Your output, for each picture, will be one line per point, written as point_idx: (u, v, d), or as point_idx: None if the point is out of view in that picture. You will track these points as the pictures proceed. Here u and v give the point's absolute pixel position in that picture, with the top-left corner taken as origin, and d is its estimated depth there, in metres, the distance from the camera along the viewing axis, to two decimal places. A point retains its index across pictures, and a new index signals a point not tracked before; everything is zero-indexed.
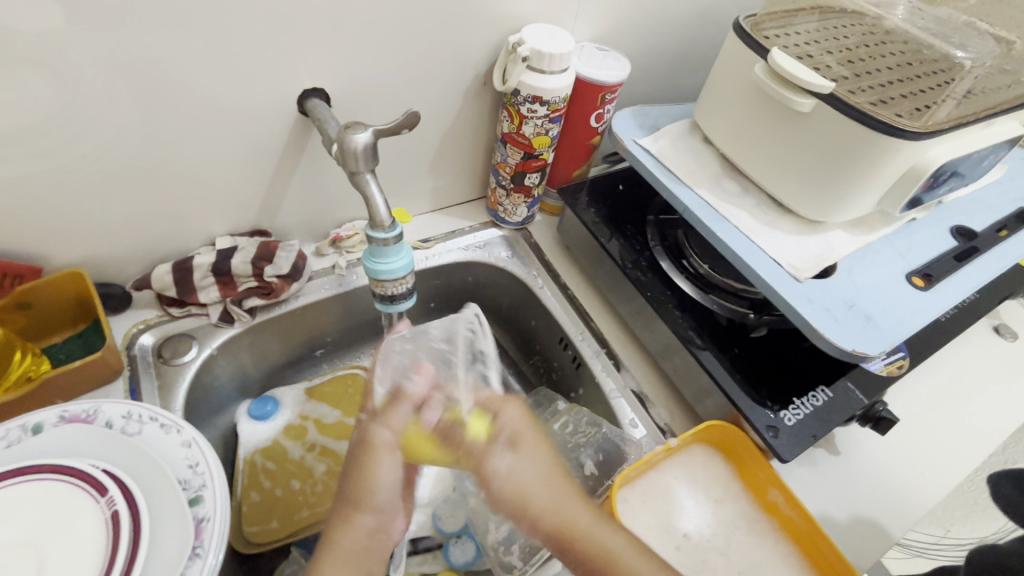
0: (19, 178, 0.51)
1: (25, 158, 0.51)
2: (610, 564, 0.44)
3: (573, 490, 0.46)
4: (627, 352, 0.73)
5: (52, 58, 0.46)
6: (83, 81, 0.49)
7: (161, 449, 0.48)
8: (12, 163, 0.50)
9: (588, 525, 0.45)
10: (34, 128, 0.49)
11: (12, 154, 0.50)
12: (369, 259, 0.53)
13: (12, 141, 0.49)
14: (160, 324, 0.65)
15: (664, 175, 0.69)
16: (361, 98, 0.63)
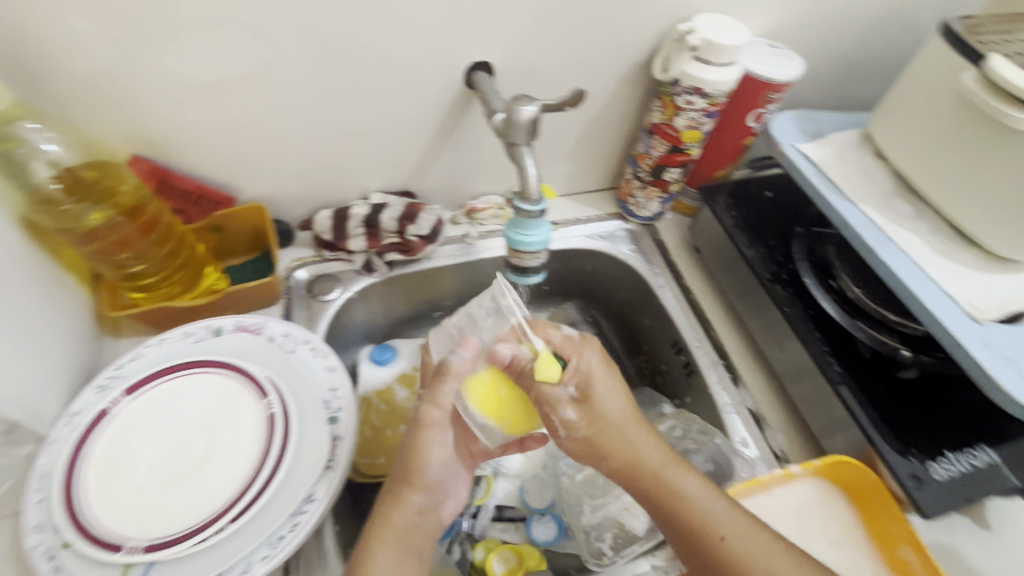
0: (233, 120, 0.60)
1: (241, 102, 0.59)
2: (685, 499, 0.49)
3: (652, 437, 0.52)
4: (747, 368, 0.68)
5: (276, 16, 0.53)
6: (297, 38, 0.55)
7: (308, 367, 0.54)
8: (231, 106, 0.59)
9: (664, 465, 0.51)
10: (253, 77, 0.57)
11: (233, 98, 0.58)
12: (511, 229, 0.55)
13: (236, 87, 0.57)
14: (313, 263, 0.72)
15: (825, 186, 0.64)
16: (520, 75, 0.65)
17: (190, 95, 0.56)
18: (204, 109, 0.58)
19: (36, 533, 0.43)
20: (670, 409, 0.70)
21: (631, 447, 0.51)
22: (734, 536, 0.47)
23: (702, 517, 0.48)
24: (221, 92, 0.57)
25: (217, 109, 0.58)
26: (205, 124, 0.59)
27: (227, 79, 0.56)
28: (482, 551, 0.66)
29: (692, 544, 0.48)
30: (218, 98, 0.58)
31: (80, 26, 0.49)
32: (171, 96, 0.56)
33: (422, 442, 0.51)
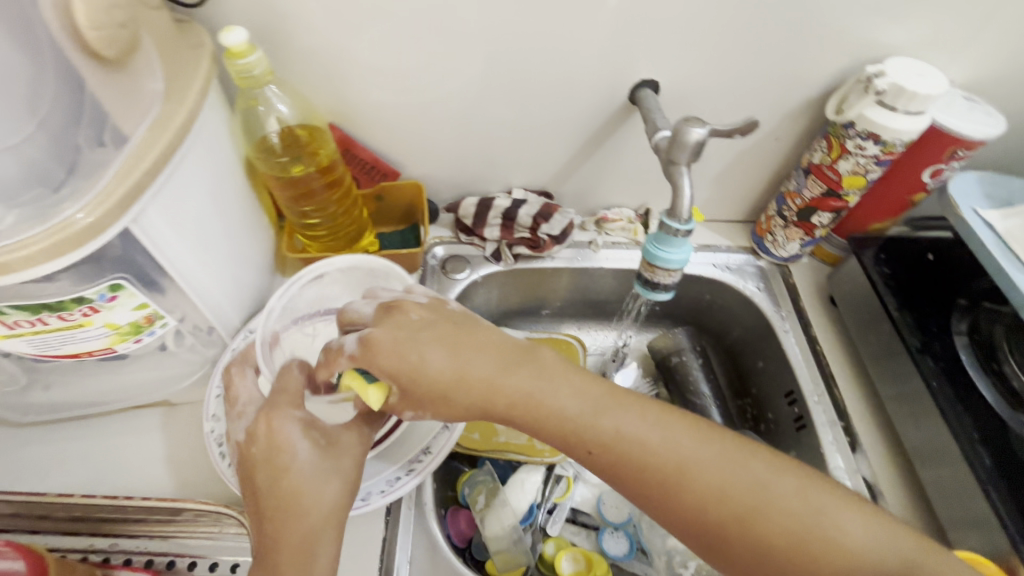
0: (414, 106, 0.67)
1: (426, 92, 0.66)
2: (558, 414, 0.43)
3: (503, 353, 0.45)
4: (870, 436, 0.64)
5: (475, 21, 0.59)
6: (488, 42, 0.61)
7: (319, 283, 0.57)
8: (416, 94, 0.66)
9: (536, 392, 0.43)
10: (441, 71, 0.64)
11: (419, 87, 0.65)
12: (651, 244, 0.56)
13: (425, 77, 0.64)
14: (449, 243, 0.78)
15: (1006, 259, 0.58)
16: (681, 97, 0.66)
17: (386, 79, 0.64)
18: (394, 93, 0.66)
19: (212, 421, 0.53)
20: None
21: (479, 376, 0.43)
22: (640, 433, 0.43)
23: (577, 426, 0.43)
24: (412, 81, 0.65)
25: (403, 96, 0.66)
26: (392, 106, 0.67)
27: (420, 70, 0.64)
28: (552, 547, 0.69)
29: (613, 469, 0.42)
30: (408, 86, 0.65)
31: (317, 11, 0.57)
32: (372, 78, 0.64)
33: (294, 478, 0.42)
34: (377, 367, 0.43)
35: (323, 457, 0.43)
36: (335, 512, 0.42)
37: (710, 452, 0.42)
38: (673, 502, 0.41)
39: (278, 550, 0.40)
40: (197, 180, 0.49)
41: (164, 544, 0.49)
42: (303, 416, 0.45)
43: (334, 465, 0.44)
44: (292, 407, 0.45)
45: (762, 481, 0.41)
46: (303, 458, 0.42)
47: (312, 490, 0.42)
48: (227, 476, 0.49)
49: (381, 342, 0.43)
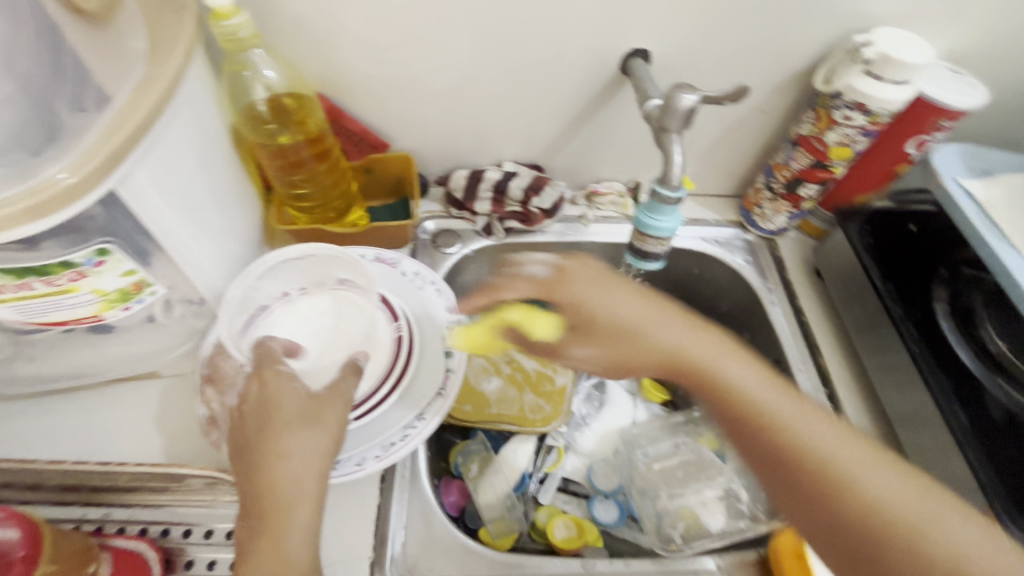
0: (403, 77, 0.66)
1: (416, 62, 0.65)
2: (736, 387, 0.45)
3: (640, 300, 0.50)
4: (853, 402, 0.66)
5: None
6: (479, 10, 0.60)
7: (277, 274, 0.56)
8: (405, 64, 0.65)
9: (717, 361, 0.47)
10: (431, 41, 0.63)
11: (409, 58, 0.64)
12: (642, 213, 0.56)
13: (415, 47, 0.63)
14: (440, 217, 0.78)
15: (986, 227, 0.59)
16: (673, 68, 0.66)
17: (374, 48, 0.63)
18: (383, 63, 0.65)
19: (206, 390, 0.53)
20: None
21: (666, 340, 0.48)
22: (802, 425, 0.43)
23: (747, 397, 0.45)
24: (401, 50, 0.64)
25: (392, 66, 0.65)
26: (381, 76, 0.66)
27: (410, 40, 0.63)
28: (546, 515, 0.69)
29: (758, 435, 0.44)
30: (397, 55, 0.64)
31: None
32: (360, 46, 0.63)
33: (276, 428, 0.42)
34: (567, 296, 0.50)
35: (307, 409, 0.44)
36: (314, 464, 0.42)
37: (860, 461, 0.41)
38: (806, 486, 0.41)
39: (260, 502, 0.40)
40: (184, 147, 0.48)
41: (159, 512, 0.50)
42: (291, 371, 0.46)
43: (318, 417, 0.44)
44: (278, 362, 0.46)
45: (887, 501, 0.39)
46: (286, 409, 0.43)
47: (299, 454, 0.42)
48: None
49: (567, 279, 0.51)
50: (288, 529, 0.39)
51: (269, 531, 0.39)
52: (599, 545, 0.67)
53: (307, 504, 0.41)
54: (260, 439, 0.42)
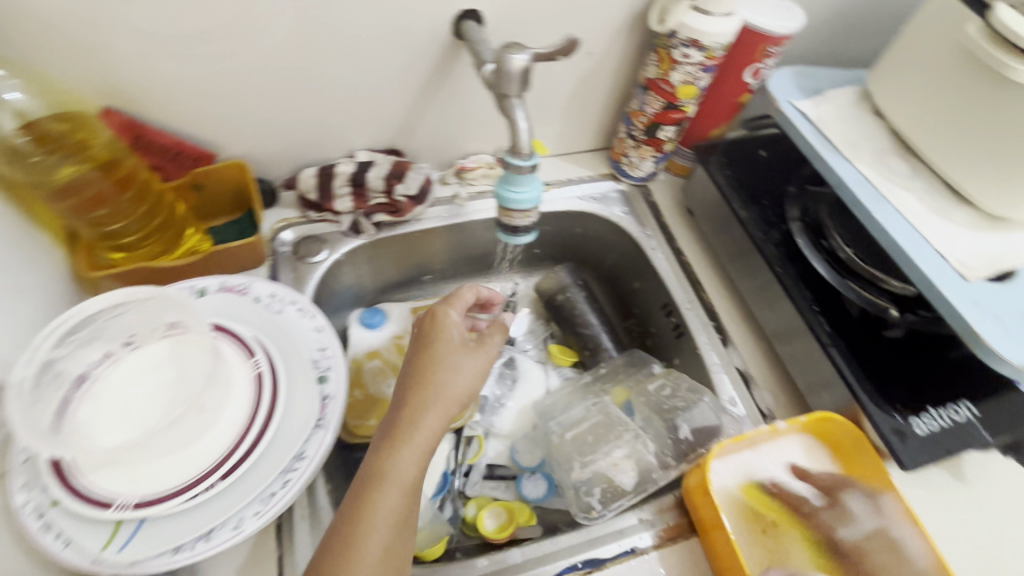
0: (209, 74, 0.57)
1: (220, 54, 0.56)
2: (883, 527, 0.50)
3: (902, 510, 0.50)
4: (737, 329, 0.69)
5: None
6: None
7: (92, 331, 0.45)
8: (207, 58, 0.56)
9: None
10: (231, 27, 0.54)
11: (210, 52, 0.56)
12: (502, 186, 0.53)
13: (216, 38, 0.55)
14: (299, 224, 0.70)
15: (821, 144, 0.63)
16: (511, 26, 0.63)
17: (166, 44, 0.54)
18: (180, 61, 0.55)
19: (22, 492, 0.41)
20: (659, 368, 0.71)
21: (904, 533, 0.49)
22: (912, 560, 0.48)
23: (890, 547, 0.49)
24: (196, 43, 0.55)
25: (193, 63, 0.56)
26: (183, 78, 0.57)
27: (205, 29, 0.54)
28: (475, 508, 0.68)
29: None
30: (193, 49, 0.55)
31: None
32: (145, 44, 0.53)
33: (443, 353, 0.50)
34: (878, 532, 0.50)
35: (465, 349, 0.51)
36: (455, 397, 0.48)
37: None
38: None
39: (408, 409, 0.47)
40: None
41: None
42: (460, 323, 0.53)
43: (471, 356, 0.51)
44: (454, 310, 0.54)
45: None
46: (456, 340, 0.51)
47: (455, 390, 0.49)
48: (55, 552, 0.39)
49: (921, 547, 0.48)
50: (415, 443, 0.45)
51: (404, 436, 0.45)
52: (533, 523, 0.66)
53: (432, 430, 0.47)
54: (429, 357, 0.50)
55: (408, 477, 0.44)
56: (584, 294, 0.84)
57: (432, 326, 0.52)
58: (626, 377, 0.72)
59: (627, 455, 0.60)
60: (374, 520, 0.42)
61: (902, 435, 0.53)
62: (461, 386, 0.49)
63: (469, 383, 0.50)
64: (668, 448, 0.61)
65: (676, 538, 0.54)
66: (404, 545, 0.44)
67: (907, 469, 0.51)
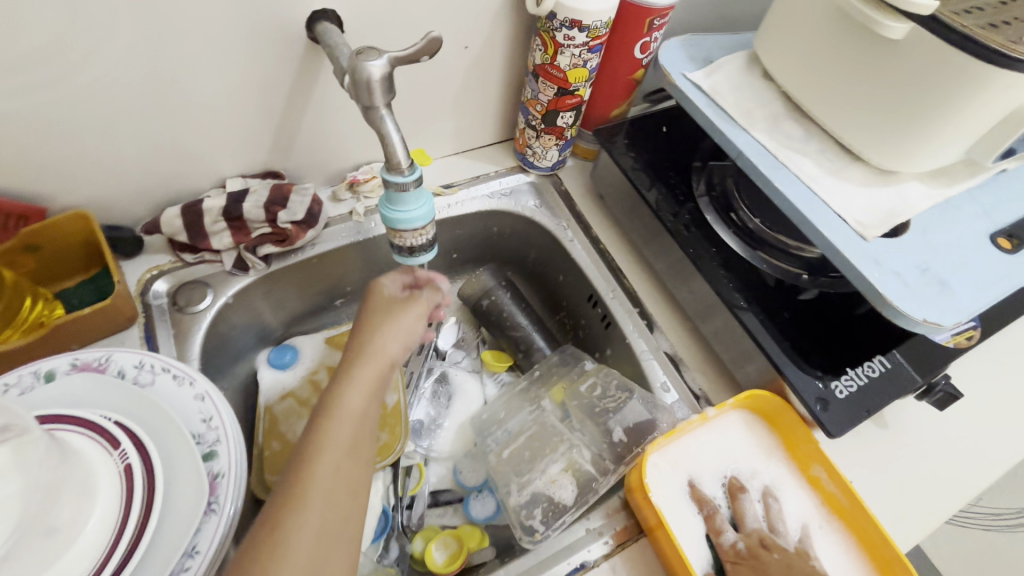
0: (13, 112, 0.48)
1: (23, 89, 0.47)
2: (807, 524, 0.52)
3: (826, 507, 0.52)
4: (662, 312, 0.67)
5: None
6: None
7: None
8: (5, 95, 0.47)
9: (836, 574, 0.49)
10: (27, 55, 0.45)
11: (6, 87, 0.46)
12: (386, 206, 0.48)
13: (11, 70, 0.46)
14: (173, 271, 0.62)
15: (717, 114, 0.61)
16: (377, 22, 0.56)
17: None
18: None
19: None
20: (591, 364, 0.69)
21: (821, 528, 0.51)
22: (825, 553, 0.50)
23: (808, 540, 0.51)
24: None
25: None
26: None
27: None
28: (422, 542, 0.63)
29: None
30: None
31: None
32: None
33: (378, 309, 0.50)
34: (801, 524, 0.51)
35: (400, 299, 0.51)
36: (394, 340, 0.48)
37: None
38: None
39: (349, 354, 0.46)
40: None
41: None
42: (394, 285, 0.53)
43: (407, 303, 0.51)
44: (391, 278, 0.54)
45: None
46: (390, 297, 0.51)
47: (394, 336, 0.48)
48: None
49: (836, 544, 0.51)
50: (361, 376, 0.44)
51: (350, 371, 0.44)
52: (485, 546, 0.63)
53: (378, 363, 0.45)
54: (367, 309, 0.50)
55: (358, 406, 0.42)
56: (510, 292, 0.79)
57: (368, 287, 0.53)
58: (562, 377, 0.69)
59: (565, 467, 0.58)
60: (324, 446, 0.39)
61: (826, 402, 0.53)
62: (403, 331, 0.49)
63: (408, 332, 0.49)
64: (604, 451, 0.59)
65: (626, 542, 0.53)
66: (363, 474, 0.41)
67: (834, 437, 0.52)
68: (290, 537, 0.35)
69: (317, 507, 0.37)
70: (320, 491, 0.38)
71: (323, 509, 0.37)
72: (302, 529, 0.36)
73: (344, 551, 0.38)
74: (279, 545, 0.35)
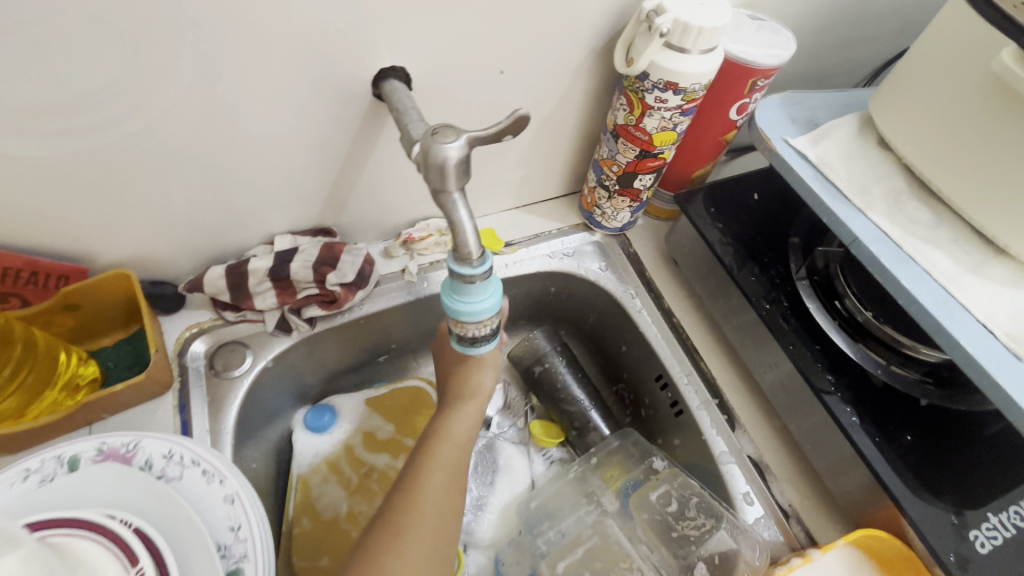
0: (54, 157, 0.44)
1: (65, 133, 0.42)
2: None
3: None
4: (745, 406, 0.59)
5: (91, 15, 0.37)
6: (128, 40, 0.39)
7: None
8: (49, 140, 0.42)
9: None
10: (71, 99, 0.41)
11: (47, 130, 0.42)
12: (450, 295, 0.42)
13: (54, 112, 0.41)
14: (213, 329, 0.58)
15: (829, 193, 0.53)
16: (449, 74, 0.52)
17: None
18: (6, 143, 0.41)
19: None
20: (662, 463, 0.61)
21: None
22: None
23: None
24: (29, 121, 0.41)
25: (27, 144, 0.42)
26: (20, 170, 0.43)
27: (35, 103, 0.40)
28: None
29: None
30: (25, 129, 0.41)
31: None
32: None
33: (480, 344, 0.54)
34: None
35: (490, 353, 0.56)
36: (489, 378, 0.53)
37: None
38: None
39: (454, 386, 0.53)
40: None
41: None
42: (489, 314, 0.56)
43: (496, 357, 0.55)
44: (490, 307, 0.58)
45: None
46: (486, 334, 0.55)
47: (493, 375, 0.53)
48: None
49: None
50: (466, 410, 0.51)
51: (458, 404, 0.52)
52: None
53: (481, 401, 0.52)
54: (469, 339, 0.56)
55: (462, 437, 0.50)
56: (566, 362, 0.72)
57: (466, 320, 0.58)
58: (628, 471, 0.62)
59: None
60: (434, 466, 0.47)
61: (963, 560, 0.45)
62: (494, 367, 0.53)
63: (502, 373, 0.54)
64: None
65: None
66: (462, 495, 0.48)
67: None
68: (411, 541, 0.42)
69: (430, 514, 0.44)
70: (433, 501, 0.45)
71: (435, 523, 0.44)
72: (419, 534, 0.43)
73: (446, 556, 0.44)
74: (397, 540, 0.42)
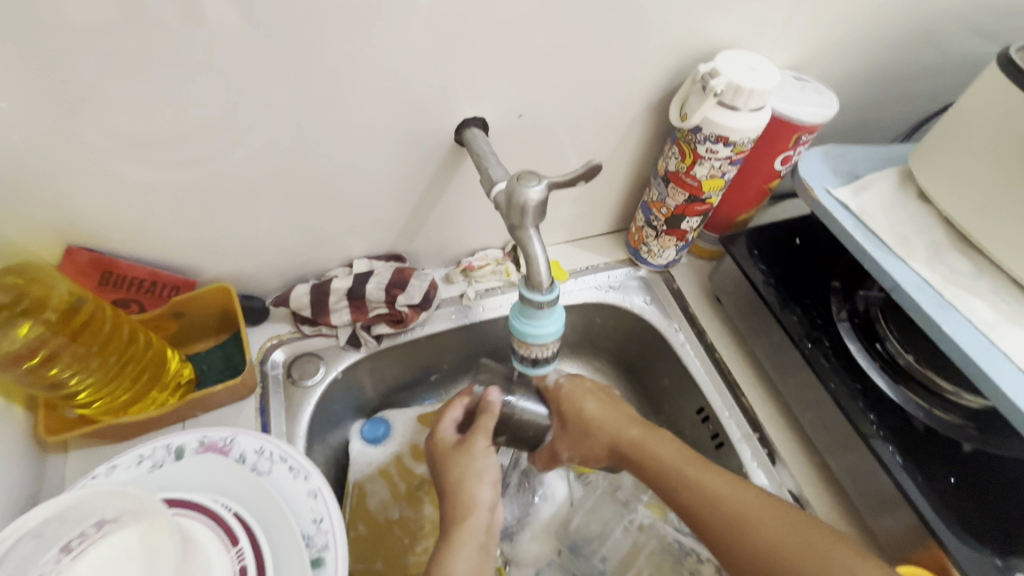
0: (184, 184, 0.51)
1: (194, 164, 0.50)
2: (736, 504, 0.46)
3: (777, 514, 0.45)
4: (785, 442, 0.61)
5: (233, 69, 0.45)
6: (260, 88, 0.47)
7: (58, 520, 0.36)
8: (180, 168, 0.50)
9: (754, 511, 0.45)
10: (205, 134, 0.48)
11: (183, 160, 0.49)
12: (518, 318, 0.48)
13: (187, 145, 0.48)
14: (291, 341, 0.64)
15: (869, 241, 0.57)
16: (519, 122, 0.58)
17: (129, 151, 0.47)
18: (146, 168, 0.49)
19: None
20: None
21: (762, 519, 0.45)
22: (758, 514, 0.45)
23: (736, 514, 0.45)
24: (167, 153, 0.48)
25: (162, 170, 0.49)
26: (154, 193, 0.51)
27: (175, 135, 0.47)
28: None
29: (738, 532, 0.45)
30: (163, 159, 0.49)
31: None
32: (97, 154, 0.46)
33: (457, 462, 0.52)
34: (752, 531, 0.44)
35: (462, 442, 0.54)
36: (482, 496, 0.50)
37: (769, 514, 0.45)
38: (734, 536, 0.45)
39: (449, 526, 0.48)
40: None
41: None
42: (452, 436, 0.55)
43: (469, 449, 0.53)
44: (449, 421, 0.56)
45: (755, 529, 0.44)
46: (456, 446, 0.54)
47: (477, 485, 0.51)
48: None
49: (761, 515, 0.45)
50: (460, 543, 0.46)
51: (450, 539, 0.47)
52: None
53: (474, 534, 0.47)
54: (447, 469, 0.52)
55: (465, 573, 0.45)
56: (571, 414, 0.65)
57: (431, 441, 0.56)
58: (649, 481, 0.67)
59: None
60: None
61: None
62: (483, 477, 0.51)
63: (489, 481, 0.51)
64: None
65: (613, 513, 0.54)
66: None
67: None
68: None
69: None
70: None
71: None
72: None
73: None
74: None
